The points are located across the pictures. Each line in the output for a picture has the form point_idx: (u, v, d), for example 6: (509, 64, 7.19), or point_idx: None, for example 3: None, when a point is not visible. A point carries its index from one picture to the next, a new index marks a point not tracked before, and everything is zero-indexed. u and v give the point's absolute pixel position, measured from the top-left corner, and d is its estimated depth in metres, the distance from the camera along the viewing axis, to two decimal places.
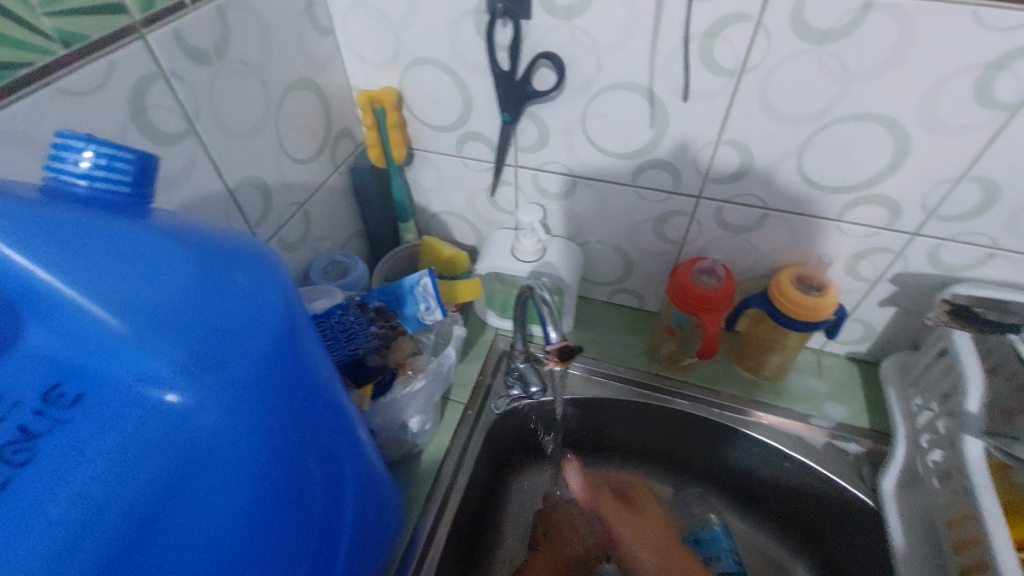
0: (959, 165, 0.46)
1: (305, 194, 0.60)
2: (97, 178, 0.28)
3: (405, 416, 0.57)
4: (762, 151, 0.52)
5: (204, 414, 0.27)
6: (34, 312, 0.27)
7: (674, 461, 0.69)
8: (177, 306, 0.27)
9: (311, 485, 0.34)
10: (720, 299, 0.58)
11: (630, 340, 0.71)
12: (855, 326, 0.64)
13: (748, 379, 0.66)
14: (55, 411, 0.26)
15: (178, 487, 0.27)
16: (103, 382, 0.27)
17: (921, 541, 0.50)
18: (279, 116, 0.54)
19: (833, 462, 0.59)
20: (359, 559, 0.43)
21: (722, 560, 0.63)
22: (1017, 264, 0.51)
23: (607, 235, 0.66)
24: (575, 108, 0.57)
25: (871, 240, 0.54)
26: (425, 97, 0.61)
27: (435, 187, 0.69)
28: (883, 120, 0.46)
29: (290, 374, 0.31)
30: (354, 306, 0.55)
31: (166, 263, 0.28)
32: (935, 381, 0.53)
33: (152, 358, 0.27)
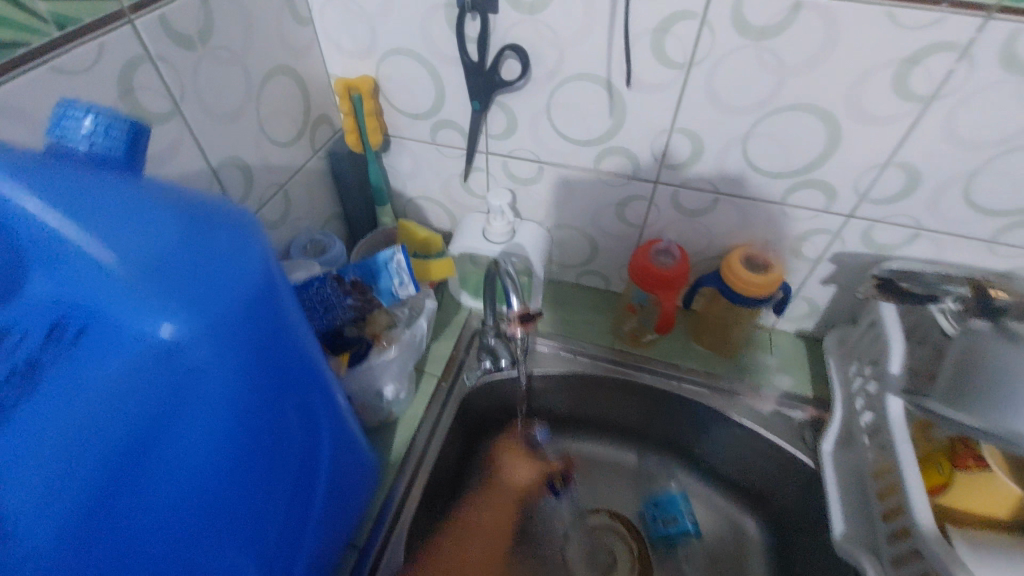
0: (885, 151, 0.51)
1: (286, 176, 0.59)
2: (97, 143, 0.27)
3: (380, 384, 0.55)
4: (711, 140, 0.55)
5: (190, 372, 0.27)
6: (34, 253, 0.25)
7: (638, 432, 0.76)
8: (171, 260, 0.26)
9: (289, 431, 0.35)
10: (676, 277, 0.60)
11: (597, 318, 0.76)
12: (801, 304, 0.69)
13: (706, 353, 0.72)
14: (57, 346, 0.25)
15: (161, 426, 0.28)
16: (102, 321, 0.26)
17: (853, 499, 0.56)
18: (260, 100, 0.53)
19: (780, 427, 0.65)
20: (335, 491, 0.45)
21: (677, 521, 0.71)
22: (937, 244, 0.57)
23: (572, 219, 0.69)
24: (539, 99, 0.57)
25: (813, 221, 0.59)
26: (400, 86, 0.61)
27: (411, 172, 0.71)
28: (815, 110, 0.49)
29: (270, 330, 0.31)
30: (331, 279, 0.52)
31: (160, 217, 0.26)
32: (869, 350, 0.59)
33: (148, 303, 0.25)
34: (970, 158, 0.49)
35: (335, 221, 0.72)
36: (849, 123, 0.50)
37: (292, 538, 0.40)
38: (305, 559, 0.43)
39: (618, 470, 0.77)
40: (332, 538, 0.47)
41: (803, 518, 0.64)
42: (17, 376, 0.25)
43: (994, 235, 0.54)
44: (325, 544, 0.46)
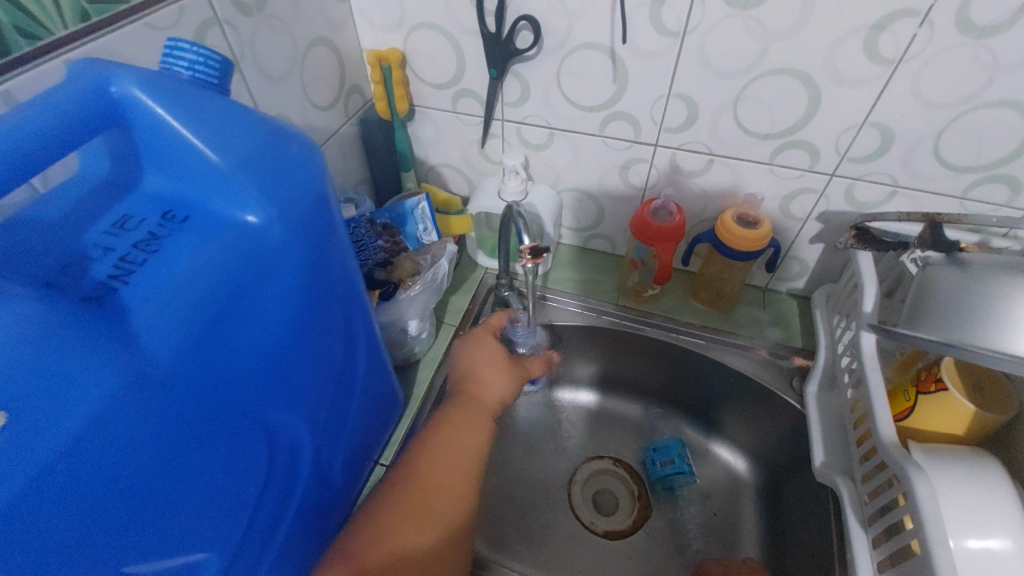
0: (862, 111, 0.56)
1: (323, 137, 0.66)
2: (198, 70, 0.35)
3: (405, 319, 0.62)
4: (705, 104, 0.61)
5: (268, 249, 0.34)
6: (152, 157, 0.34)
7: (641, 386, 0.81)
8: (255, 157, 0.33)
9: (335, 325, 0.41)
10: (673, 232, 0.66)
11: (603, 278, 0.82)
12: (792, 263, 0.75)
13: (703, 310, 0.77)
14: (170, 225, 0.33)
15: (242, 296, 0.33)
16: (202, 210, 0.33)
17: (833, 435, 0.59)
18: (303, 66, 0.60)
19: (771, 375, 0.70)
20: (370, 403, 0.50)
21: (672, 463, 0.75)
22: (912, 202, 0.62)
23: (581, 182, 0.75)
24: (550, 67, 0.63)
25: (799, 181, 0.64)
26: (426, 58, 0.68)
27: (433, 140, 0.78)
28: (798, 73, 0.55)
29: (328, 229, 0.37)
30: (365, 221, 0.61)
31: (245, 124, 0.33)
32: (847, 300, 0.65)
33: (236, 191, 0.33)
34: (938, 116, 0.54)
35: (363, 184, 0.79)
36: (828, 86, 0.55)
37: (333, 435, 0.45)
38: (342, 461, 0.48)
39: (622, 420, 0.82)
40: (364, 450, 0.52)
41: (793, 459, 0.68)
42: (141, 246, 0.32)
43: (964, 191, 0.59)
44: (358, 454, 0.51)
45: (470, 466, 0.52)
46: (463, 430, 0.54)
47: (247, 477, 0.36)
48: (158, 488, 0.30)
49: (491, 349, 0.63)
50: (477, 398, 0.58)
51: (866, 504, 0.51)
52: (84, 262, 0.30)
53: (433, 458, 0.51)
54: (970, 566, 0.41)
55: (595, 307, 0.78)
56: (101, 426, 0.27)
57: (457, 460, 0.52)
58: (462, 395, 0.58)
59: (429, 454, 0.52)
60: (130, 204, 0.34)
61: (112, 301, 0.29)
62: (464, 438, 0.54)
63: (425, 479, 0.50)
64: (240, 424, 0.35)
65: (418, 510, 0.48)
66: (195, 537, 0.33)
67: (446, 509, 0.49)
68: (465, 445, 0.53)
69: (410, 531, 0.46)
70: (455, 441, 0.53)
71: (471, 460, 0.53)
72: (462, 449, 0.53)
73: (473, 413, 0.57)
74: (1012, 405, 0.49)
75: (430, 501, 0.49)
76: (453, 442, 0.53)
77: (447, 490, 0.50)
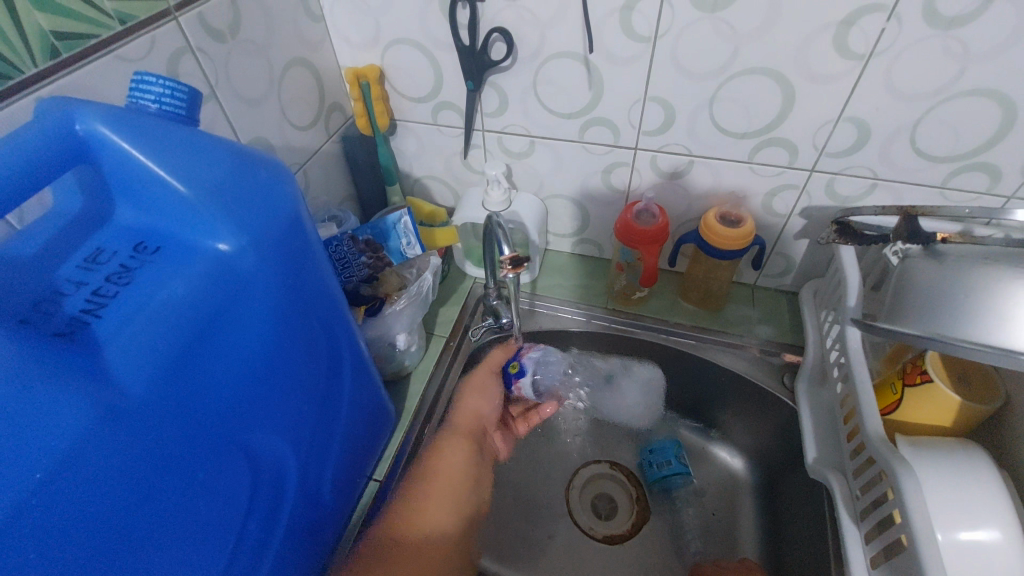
0: (836, 106, 0.56)
1: (305, 156, 0.67)
2: (165, 103, 0.35)
3: (393, 334, 0.62)
4: (680, 106, 0.61)
5: (241, 275, 0.34)
6: (123, 191, 0.34)
7: (634, 388, 0.81)
8: (223, 184, 0.33)
9: (316, 345, 0.41)
10: (657, 233, 0.67)
11: (592, 282, 0.82)
12: (779, 260, 0.75)
13: (692, 309, 0.78)
14: (143, 256, 0.33)
15: (216, 322, 0.34)
16: (175, 239, 0.34)
17: (825, 429, 0.59)
18: (281, 87, 0.60)
19: (762, 372, 0.70)
20: (358, 421, 0.50)
21: (669, 463, 0.74)
22: (893, 193, 0.62)
23: (564, 188, 0.75)
24: (527, 76, 0.64)
25: (780, 178, 0.65)
26: (403, 73, 0.68)
27: (416, 153, 0.78)
28: (771, 72, 0.56)
29: (303, 252, 0.37)
30: (348, 237, 0.60)
31: (212, 152, 0.33)
32: (833, 293, 0.65)
33: (207, 219, 0.33)
34: (912, 108, 0.54)
35: (350, 200, 0.80)
36: (801, 83, 0.56)
37: (320, 453, 0.45)
38: (331, 479, 0.48)
39: (617, 423, 0.82)
40: (354, 466, 0.52)
41: (788, 456, 0.68)
42: (113, 279, 0.32)
43: (944, 180, 0.59)
44: (348, 472, 0.51)
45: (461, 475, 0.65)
46: (452, 456, 0.65)
47: (230, 502, 0.36)
48: (139, 518, 0.30)
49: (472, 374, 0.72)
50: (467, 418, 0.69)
51: (858, 498, 0.50)
52: (56, 297, 0.30)
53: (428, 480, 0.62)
54: (960, 557, 0.41)
55: (595, 318, 0.77)
56: (75, 462, 0.27)
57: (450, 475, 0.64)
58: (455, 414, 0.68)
59: (423, 477, 0.62)
60: (104, 237, 0.34)
61: (84, 335, 0.29)
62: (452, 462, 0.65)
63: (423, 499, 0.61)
64: (220, 450, 0.35)
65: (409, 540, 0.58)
66: (180, 564, 0.33)
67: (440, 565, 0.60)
68: (454, 463, 0.65)
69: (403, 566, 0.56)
70: (443, 467, 0.64)
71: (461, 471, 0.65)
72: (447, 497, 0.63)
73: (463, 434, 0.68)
74: (999, 395, 0.50)
75: (427, 507, 0.61)
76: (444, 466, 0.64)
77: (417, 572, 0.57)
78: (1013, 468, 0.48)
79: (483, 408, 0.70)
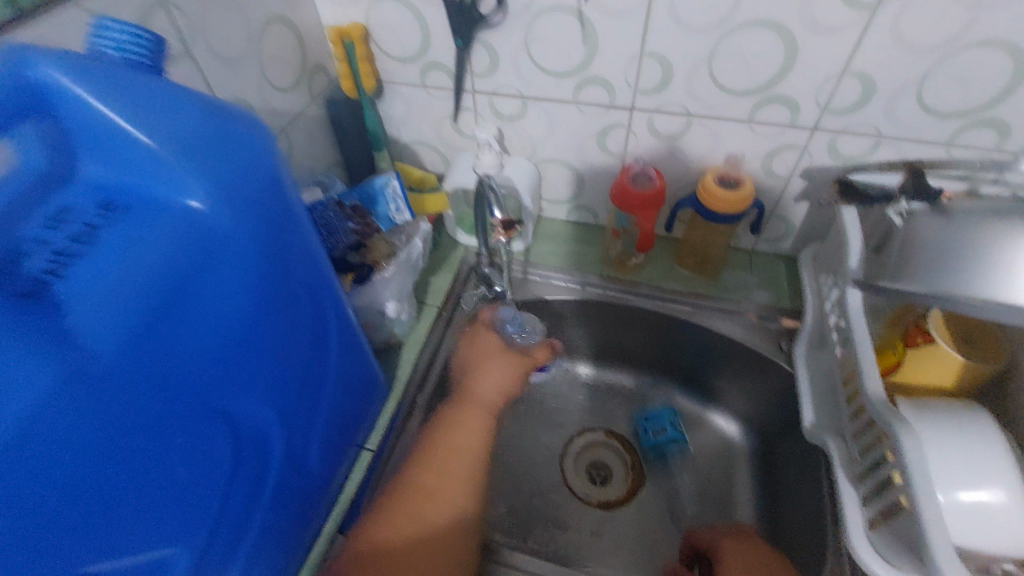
0: (841, 60, 0.54)
1: (287, 119, 0.64)
2: (127, 50, 0.32)
3: (381, 301, 0.60)
4: (679, 62, 0.58)
5: (215, 236, 0.32)
6: (87, 143, 0.31)
7: (631, 357, 0.80)
8: (194, 137, 0.31)
9: (299, 310, 0.40)
10: (654, 197, 0.65)
11: (587, 250, 0.80)
12: (778, 223, 0.73)
13: (690, 276, 0.76)
14: (110, 215, 0.31)
15: (191, 285, 0.32)
16: (143, 196, 0.32)
17: (822, 397, 0.58)
18: (259, 46, 0.57)
19: (759, 338, 0.69)
20: (346, 389, 0.49)
21: (664, 430, 0.75)
22: (898, 151, 0.60)
23: (558, 152, 0.73)
24: (518, 32, 0.61)
25: (781, 138, 0.63)
26: (389, 31, 0.65)
27: (404, 117, 0.76)
28: (775, 24, 0.53)
29: (282, 213, 0.35)
30: (333, 204, 0.59)
31: (179, 103, 0.31)
32: (833, 257, 0.63)
33: (179, 175, 0.31)
34: (920, 62, 0.52)
35: (336, 167, 0.77)
36: (805, 36, 0.53)
37: (307, 422, 0.44)
38: (319, 448, 0.47)
39: (613, 392, 0.81)
40: (344, 435, 0.51)
41: (784, 421, 0.67)
42: (78, 239, 0.30)
43: (950, 137, 0.57)
44: (338, 440, 0.50)
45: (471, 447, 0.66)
46: (464, 433, 0.67)
47: (212, 470, 0.35)
48: (115, 486, 0.29)
49: (493, 347, 0.74)
50: (484, 393, 0.72)
51: (856, 461, 0.49)
52: (18, 257, 0.29)
53: (439, 475, 0.61)
54: (960, 516, 0.41)
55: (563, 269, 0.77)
56: (41, 427, 0.26)
57: (461, 455, 0.65)
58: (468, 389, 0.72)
59: (426, 466, 0.60)
60: (69, 195, 0.31)
61: (48, 297, 0.28)
62: (455, 455, 0.64)
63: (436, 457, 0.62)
64: (201, 417, 0.34)
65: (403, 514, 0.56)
66: (160, 533, 0.33)
67: (442, 512, 0.58)
68: (461, 434, 0.66)
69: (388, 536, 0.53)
70: (459, 440, 0.66)
71: (472, 451, 0.66)
72: (449, 455, 0.63)
73: (479, 409, 0.71)
74: (1002, 357, 0.49)
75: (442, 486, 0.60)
76: (455, 445, 0.65)
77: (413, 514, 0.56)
78: (1015, 427, 0.47)
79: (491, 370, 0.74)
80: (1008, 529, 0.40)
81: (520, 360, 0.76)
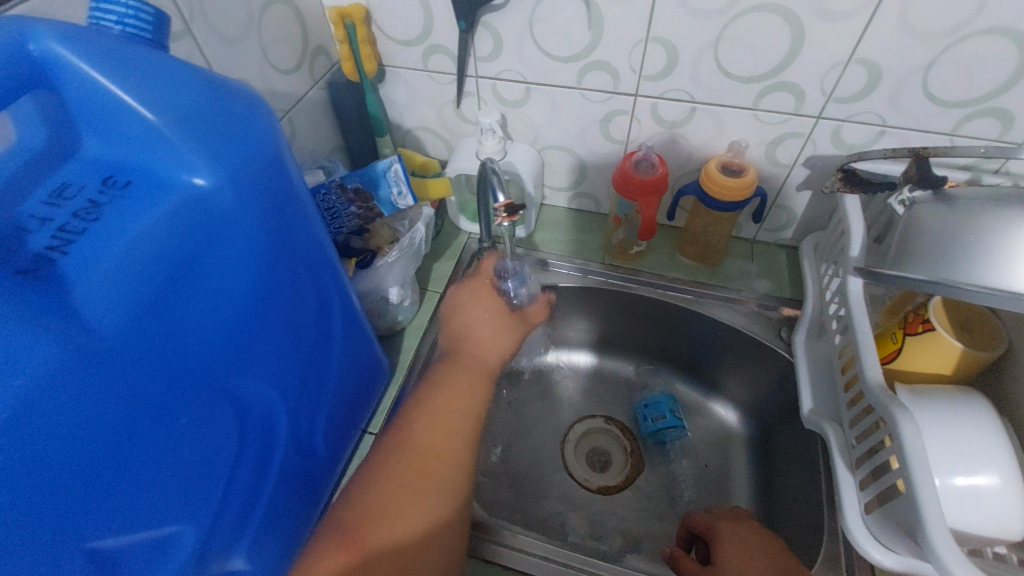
0: (847, 47, 0.54)
1: (290, 103, 0.64)
2: (129, 24, 0.32)
3: (385, 287, 0.61)
4: (684, 48, 0.58)
5: (218, 213, 0.32)
6: (87, 118, 0.30)
7: (630, 345, 0.81)
8: (196, 113, 0.31)
9: (302, 289, 0.40)
10: (656, 184, 0.65)
11: (589, 238, 0.80)
12: (780, 212, 0.73)
13: (691, 265, 0.76)
14: (112, 191, 0.31)
15: (193, 261, 0.32)
16: (144, 172, 0.31)
17: (820, 385, 0.58)
18: (261, 26, 0.57)
19: (760, 326, 0.70)
20: (349, 373, 0.49)
21: (663, 417, 0.74)
22: (902, 141, 0.60)
23: (560, 138, 0.73)
24: (522, 15, 0.60)
25: (784, 125, 0.62)
26: (391, 13, 0.64)
27: (406, 102, 0.75)
28: (780, 9, 0.53)
29: (285, 191, 0.35)
30: (335, 186, 0.58)
31: (179, 77, 0.31)
32: (834, 246, 0.64)
33: (180, 151, 0.31)
34: (926, 49, 0.52)
35: (338, 152, 0.77)
36: (811, 22, 0.53)
37: (311, 404, 0.44)
38: (324, 429, 0.47)
39: (613, 379, 0.82)
40: (348, 417, 0.51)
41: (782, 408, 0.68)
42: (81, 215, 0.29)
43: (954, 127, 0.57)
44: (341, 422, 0.50)
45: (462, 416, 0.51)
46: (452, 397, 0.52)
47: (217, 448, 0.35)
48: (119, 462, 0.29)
49: (482, 307, 0.61)
50: (473, 357, 0.57)
51: (854, 447, 0.50)
52: (19, 234, 0.28)
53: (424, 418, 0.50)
54: (954, 499, 0.41)
55: (564, 257, 0.78)
56: (44, 401, 0.26)
57: (450, 428, 0.50)
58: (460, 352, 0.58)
59: (413, 418, 0.50)
60: (71, 171, 0.30)
61: (51, 272, 0.27)
62: (445, 416, 0.51)
63: (424, 444, 0.48)
64: (204, 395, 0.34)
65: (392, 515, 0.44)
66: (165, 510, 0.33)
67: (448, 476, 0.47)
68: (444, 415, 0.51)
69: (386, 531, 0.43)
70: (443, 405, 0.51)
71: (465, 421, 0.51)
72: (441, 453, 0.48)
73: (471, 372, 0.55)
74: (999, 343, 0.49)
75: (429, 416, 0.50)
76: (440, 415, 0.50)
77: (409, 498, 0.45)
78: (1012, 414, 0.48)
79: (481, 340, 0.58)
80: (1000, 511, 0.40)
81: (513, 324, 0.61)
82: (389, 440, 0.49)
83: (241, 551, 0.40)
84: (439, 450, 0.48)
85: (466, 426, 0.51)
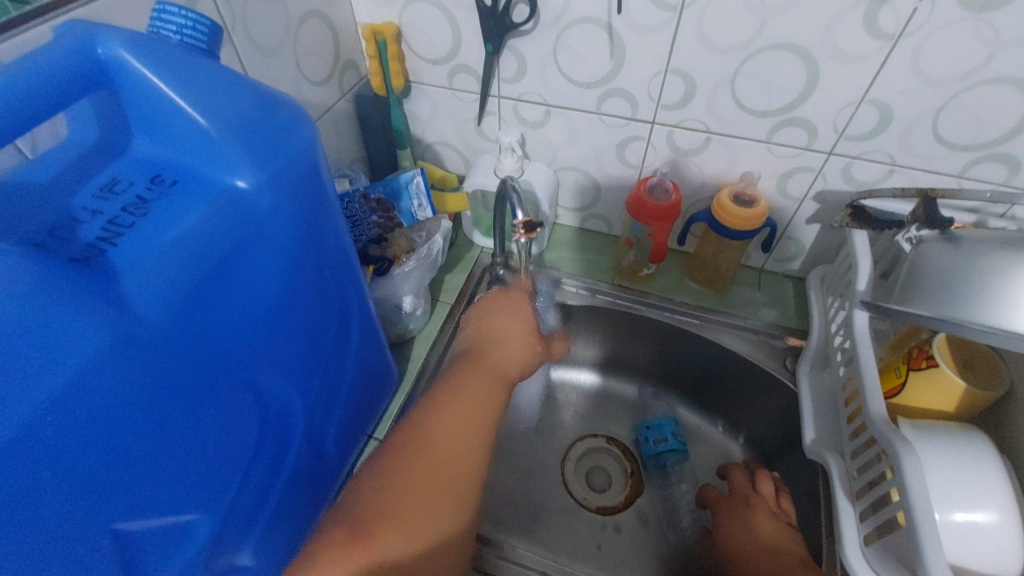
0: (860, 88, 0.56)
1: (317, 112, 0.66)
2: (186, 34, 0.34)
3: (399, 296, 0.62)
4: (701, 79, 0.60)
5: (257, 214, 0.34)
6: (140, 120, 0.33)
7: (635, 367, 0.82)
8: (241, 120, 0.32)
9: (326, 290, 0.41)
10: (669, 210, 0.66)
11: (600, 258, 0.82)
12: (789, 243, 0.75)
13: (699, 290, 0.78)
14: (160, 189, 0.33)
15: (230, 258, 0.33)
16: (191, 173, 0.33)
17: (824, 416, 0.59)
18: (297, 39, 0.59)
19: (765, 354, 0.70)
20: (363, 374, 0.50)
21: (665, 441, 0.74)
22: (911, 179, 0.61)
23: (577, 160, 0.75)
24: (547, 41, 0.63)
25: (797, 159, 0.64)
26: (421, 32, 0.67)
27: (429, 117, 0.77)
28: (797, 49, 0.55)
29: (318, 197, 0.37)
30: (359, 196, 0.61)
31: (228, 85, 0.33)
32: (840, 278, 0.65)
33: (225, 153, 0.32)
34: (936, 94, 0.54)
35: (359, 161, 0.79)
36: (827, 62, 0.55)
37: (325, 406, 0.46)
38: (335, 432, 0.48)
39: (617, 399, 0.82)
40: (358, 420, 0.52)
41: (785, 437, 0.68)
42: (129, 210, 0.32)
43: (962, 169, 0.59)
44: (351, 425, 0.51)
45: (479, 416, 0.51)
46: (465, 401, 0.52)
47: (237, 440, 0.37)
48: (148, 448, 0.30)
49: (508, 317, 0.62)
50: (490, 363, 0.57)
51: (854, 479, 0.50)
52: (73, 225, 0.30)
53: (442, 414, 0.50)
54: (954, 535, 0.42)
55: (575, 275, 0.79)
56: (88, 383, 0.27)
57: (462, 440, 0.49)
58: (484, 356, 0.57)
59: (438, 410, 0.50)
60: (120, 167, 0.34)
61: (101, 263, 0.29)
62: (454, 430, 0.49)
63: (442, 442, 0.48)
64: (228, 388, 0.35)
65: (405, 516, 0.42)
66: (186, 497, 0.34)
67: (462, 484, 0.46)
68: (467, 413, 0.51)
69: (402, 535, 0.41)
70: (464, 406, 0.51)
71: (481, 427, 0.51)
72: (455, 457, 0.47)
73: (493, 376, 0.56)
74: (1000, 384, 0.51)
75: (447, 418, 0.50)
76: (451, 419, 0.50)
77: (427, 500, 0.44)
78: (1012, 453, 0.48)
79: (510, 354, 0.59)
80: (1000, 550, 0.41)
81: (533, 343, 0.61)
82: (405, 434, 0.48)
83: (248, 547, 0.41)
84: (455, 449, 0.48)
85: (479, 433, 0.50)
